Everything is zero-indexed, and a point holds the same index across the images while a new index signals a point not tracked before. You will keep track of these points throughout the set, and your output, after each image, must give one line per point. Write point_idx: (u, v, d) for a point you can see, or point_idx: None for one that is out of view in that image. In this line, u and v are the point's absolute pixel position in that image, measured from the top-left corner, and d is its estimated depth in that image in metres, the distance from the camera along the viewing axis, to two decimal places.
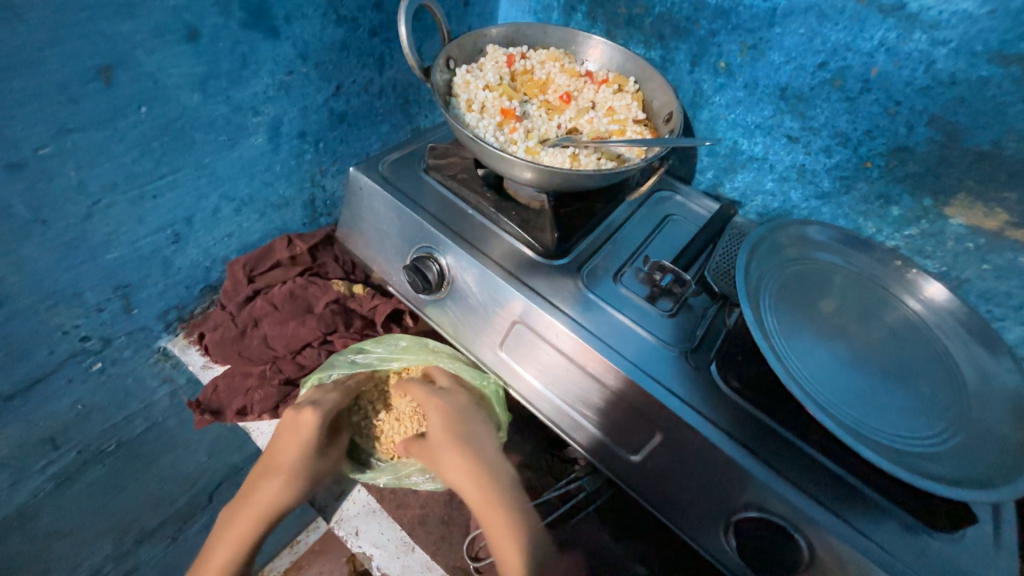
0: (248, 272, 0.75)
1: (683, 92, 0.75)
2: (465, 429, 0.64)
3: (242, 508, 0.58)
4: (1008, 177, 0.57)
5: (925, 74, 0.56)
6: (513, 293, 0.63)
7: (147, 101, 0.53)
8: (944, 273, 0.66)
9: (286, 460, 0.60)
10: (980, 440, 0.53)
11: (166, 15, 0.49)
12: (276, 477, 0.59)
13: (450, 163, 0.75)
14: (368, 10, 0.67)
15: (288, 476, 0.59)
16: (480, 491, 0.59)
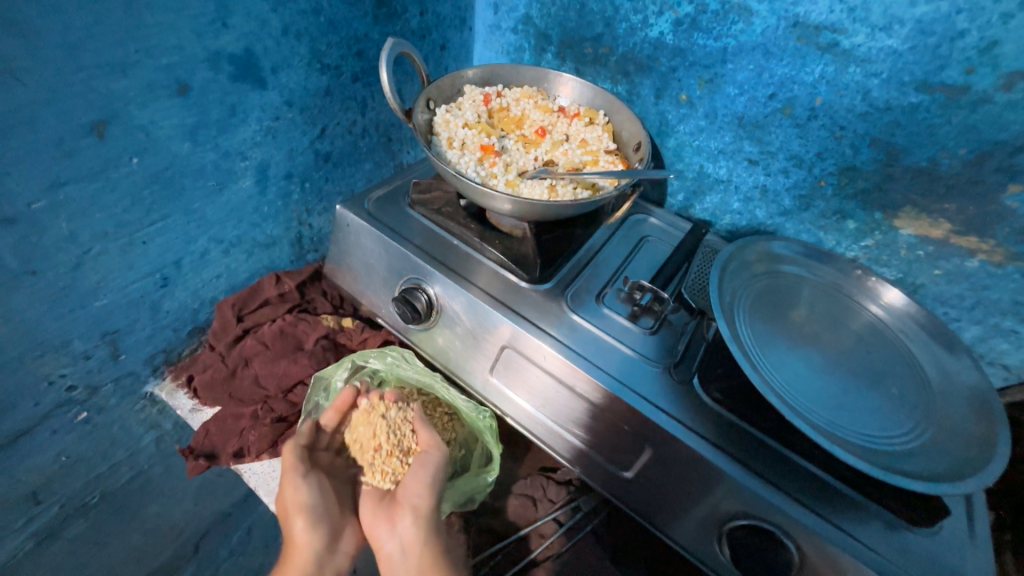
0: (236, 311, 0.75)
1: (650, 122, 0.81)
2: (426, 490, 0.61)
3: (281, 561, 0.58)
4: (945, 190, 0.62)
5: (864, 102, 0.62)
6: (501, 318, 0.65)
7: (138, 153, 0.54)
8: (902, 280, 0.71)
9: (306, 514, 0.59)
10: (947, 435, 0.57)
11: (158, 73, 0.52)
12: (294, 481, 0.59)
13: (434, 197, 0.78)
14: (350, 57, 0.71)
15: (294, 475, 0.59)
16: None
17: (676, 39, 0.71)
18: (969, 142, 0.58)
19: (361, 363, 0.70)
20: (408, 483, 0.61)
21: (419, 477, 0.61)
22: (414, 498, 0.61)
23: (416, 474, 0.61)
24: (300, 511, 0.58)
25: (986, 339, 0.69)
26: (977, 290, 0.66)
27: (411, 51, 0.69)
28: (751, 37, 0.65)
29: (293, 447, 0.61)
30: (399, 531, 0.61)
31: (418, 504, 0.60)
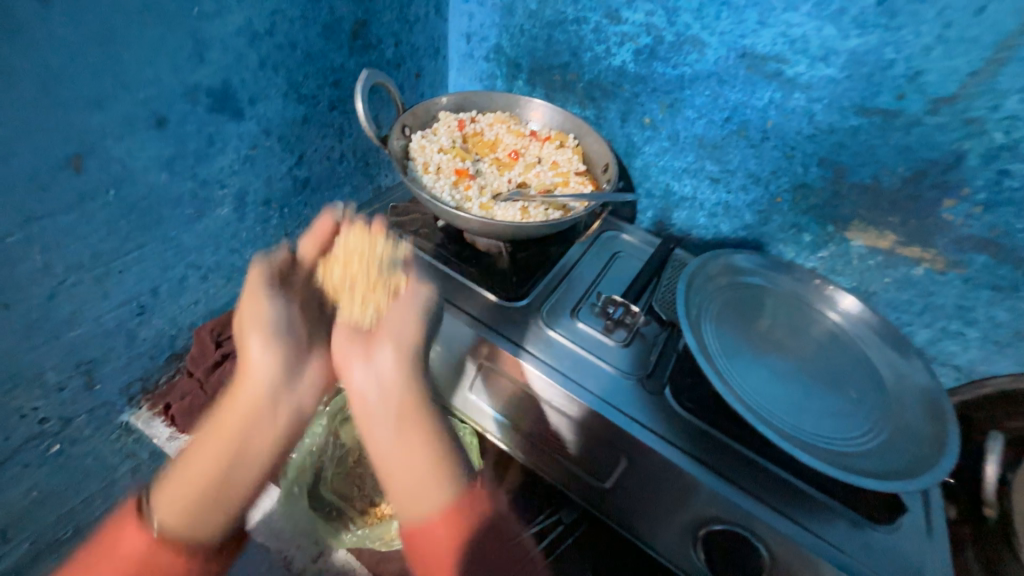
0: (215, 335, 0.75)
1: (617, 144, 0.85)
2: (411, 348, 0.54)
3: (217, 420, 0.47)
4: (889, 205, 0.67)
5: (810, 125, 0.67)
6: (479, 337, 0.67)
7: (115, 184, 0.56)
8: (857, 288, 0.76)
9: (249, 407, 0.48)
10: (902, 435, 0.60)
11: (136, 107, 0.53)
12: (266, 335, 0.51)
13: (412, 219, 0.80)
14: (326, 87, 0.74)
15: (263, 328, 0.51)
16: (412, 434, 0.51)
17: (638, 67, 0.76)
18: (905, 160, 0.63)
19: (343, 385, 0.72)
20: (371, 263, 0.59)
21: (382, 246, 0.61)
22: (399, 334, 0.55)
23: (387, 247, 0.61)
24: (257, 322, 0.51)
25: (937, 342, 0.73)
26: (924, 296, 0.70)
27: (387, 83, 0.73)
28: (705, 65, 0.70)
29: (255, 293, 0.53)
30: (375, 362, 0.53)
31: (403, 335, 0.55)
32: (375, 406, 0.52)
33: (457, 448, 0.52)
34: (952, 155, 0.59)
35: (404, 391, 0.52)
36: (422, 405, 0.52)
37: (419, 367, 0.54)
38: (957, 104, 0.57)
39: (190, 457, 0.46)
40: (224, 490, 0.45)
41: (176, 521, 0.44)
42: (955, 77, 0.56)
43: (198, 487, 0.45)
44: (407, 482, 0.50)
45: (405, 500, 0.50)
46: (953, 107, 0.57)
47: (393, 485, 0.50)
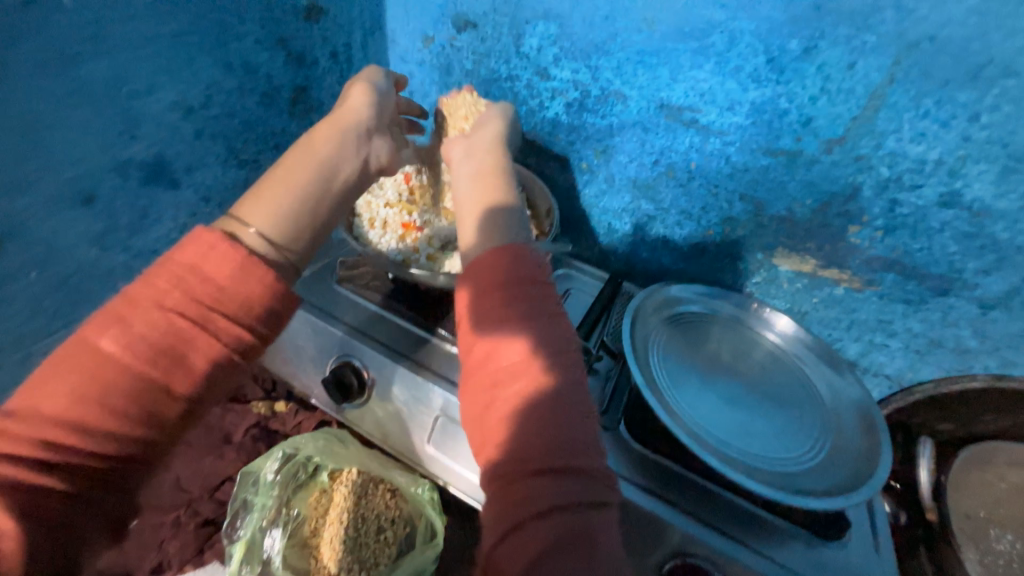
0: None
1: (560, 187, 0.89)
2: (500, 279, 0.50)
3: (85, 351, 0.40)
4: (805, 233, 0.73)
5: (727, 165, 0.72)
6: (432, 389, 0.67)
7: (39, 265, 0.54)
8: (790, 309, 0.81)
9: (316, 177, 0.53)
10: (840, 449, 0.63)
11: (62, 187, 0.53)
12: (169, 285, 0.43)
13: (362, 273, 0.81)
14: (268, 150, 0.74)
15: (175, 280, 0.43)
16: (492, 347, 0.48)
17: (570, 118, 0.81)
18: (812, 194, 0.69)
19: (294, 451, 0.69)
20: (497, 193, 0.58)
21: (507, 184, 0.60)
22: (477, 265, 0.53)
23: (476, 182, 0.60)
24: (316, 163, 0.53)
25: (866, 353, 0.78)
26: (849, 313, 0.76)
27: (469, 90, 0.74)
28: (630, 115, 0.76)
29: (343, 125, 0.56)
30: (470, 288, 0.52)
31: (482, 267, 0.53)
32: (533, 313, 0.48)
33: (550, 352, 0.47)
34: (849, 187, 0.66)
35: (524, 299, 0.49)
36: (533, 315, 0.48)
37: (540, 279, 0.51)
38: (845, 144, 0.63)
39: (261, 194, 0.51)
40: (198, 322, 0.43)
41: (126, 344, 0.40)
42: (840, 122, 0.62)
43: (286, 208, 0.51)
44: (509, 383, 0.46)
45: (495, 394, 0.46)
46: (843, 147, 0.64)
47: (498, 384, 0.46)
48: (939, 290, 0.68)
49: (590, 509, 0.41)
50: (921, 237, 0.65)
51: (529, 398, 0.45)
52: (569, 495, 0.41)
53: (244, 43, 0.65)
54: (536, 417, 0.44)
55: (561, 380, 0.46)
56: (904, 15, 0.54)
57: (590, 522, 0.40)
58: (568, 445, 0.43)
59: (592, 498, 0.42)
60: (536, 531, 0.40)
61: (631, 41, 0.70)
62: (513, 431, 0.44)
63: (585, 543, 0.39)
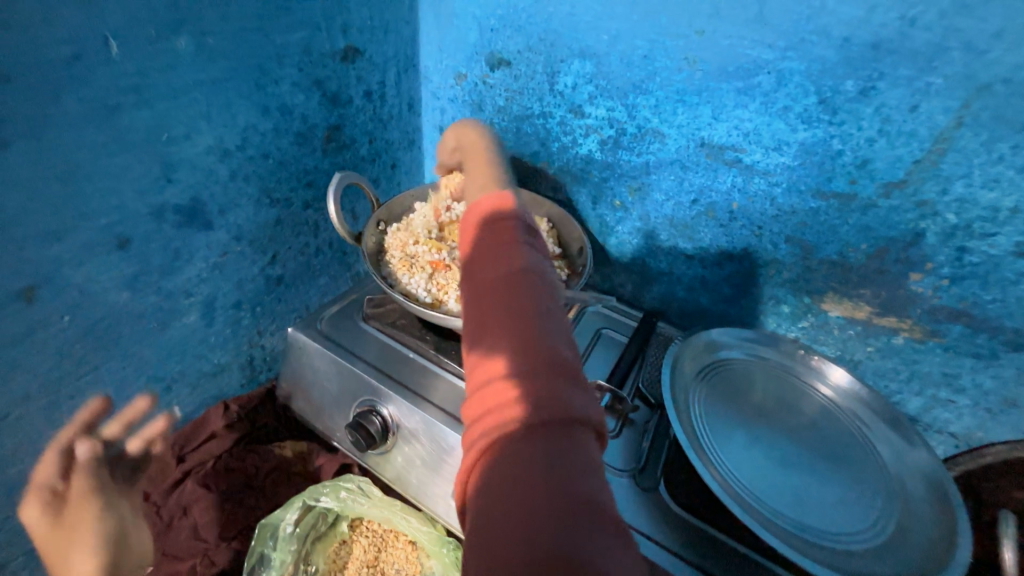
0: (178, 450, 0.71)
1: (591, 223, 0.86)
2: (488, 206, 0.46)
3: None
4: (859, 278, 0.68)
5: (772, 206, 0.69)
6: (458, 439, 0.63)
7: (72, 310, 0.53)
8: (841, 356, 0.75)
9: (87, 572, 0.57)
10: (909, 524, 0.57)
11: (98, 233, 0.53)
12: None
13: (388, 311, 0.79)
14: (300, 189, 0.74)
15: None
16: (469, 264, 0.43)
17: (604, 155, 0.79)
18: (867, 239, 0.64)
19: (314, 501, 0.67)
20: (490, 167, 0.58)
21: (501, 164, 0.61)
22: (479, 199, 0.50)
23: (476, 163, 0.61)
24: None
25: (929, 409, 0.72)
26: (909, 365, 0.70)
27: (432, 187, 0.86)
28: (668, 153, 0.73)
29: None
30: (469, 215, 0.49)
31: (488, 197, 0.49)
32: (510, 232, 0.42)
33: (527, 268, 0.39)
34: (909, 233, 0.61)
35: (501, 221, 0.43)
36: (510, 233, 0.41)
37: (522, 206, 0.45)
38: (906, 188, 0.59)
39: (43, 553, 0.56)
40: None
41: None
42: (901, 165, 0.58)
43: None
44: (479, 304, 0.39)
45: (467, 320, 0.40)
46: (903, 191, 0.60)
47: (470, 306, 0.40)
48: (1014, 345, 0.62)
49: (572, 432, 0.34)
50: (993, 288, 0.60)
51: (501, 314, 0.37)
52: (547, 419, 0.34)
53: (282, 86, 0.66)
54: (508, 336, 0.37)
55: (541, 295, 0.38)
56: (974, 56, 0.51)
57: (571, 446, 0.33)
58: (547, 364, 0.36)
59: (573, 421, 0.34)
60: (511, 460, 0.33)
61: (670, 79, 0.68)
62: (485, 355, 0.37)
63: (560, 464, 0.32)
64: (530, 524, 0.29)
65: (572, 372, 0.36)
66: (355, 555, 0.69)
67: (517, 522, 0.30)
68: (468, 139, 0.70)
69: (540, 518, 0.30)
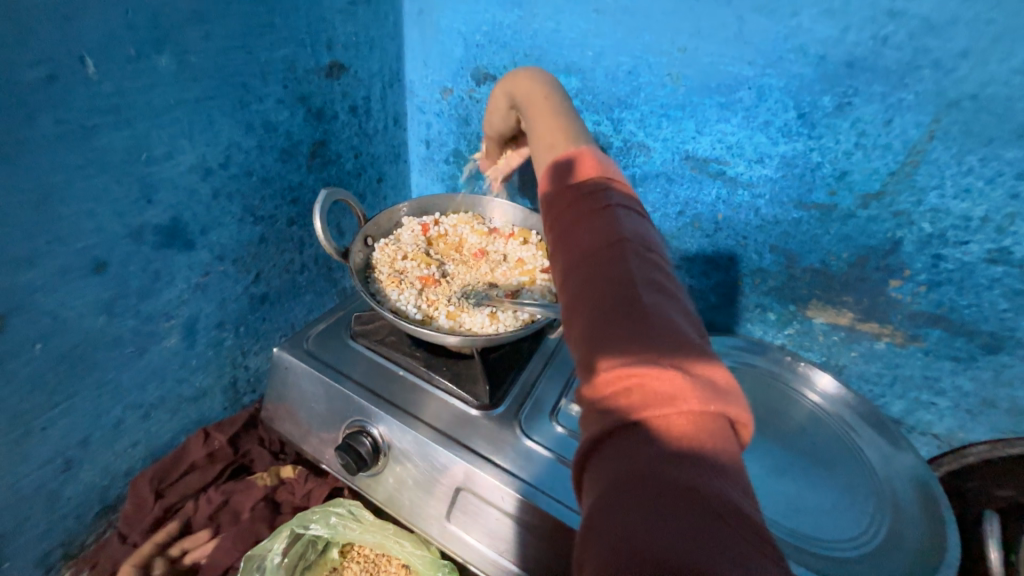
0: (156, 484, 0.67)
1: None
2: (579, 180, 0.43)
3: None
4: (841, 285, 0.70)
5: (756, 217, 0.70)
6: (452, 458, 0.62)
7: (44, 337, 0.51)
8: (826, 361, 0.77)
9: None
10: (900, 528, 0.57)
11: (72, 257, 0.50)
12: None
13: (376, 327, 0.77)
14: (284, 206, 0.73)
15: None
16: (560, 234, 0.40)
17: None
18: (848, 248, 0.66)
19: (303, 528, 0.64)
20: (562, 134, 0.53)
21: (576, 126, 0.55)
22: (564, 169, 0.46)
23: (539, 131, 0.56)
24: None
25: (912, 411, 0.74)
26: (891, 369, 0.72)
27: (429, 199, 0.86)
28: (654, 166, 0.74)
29: None
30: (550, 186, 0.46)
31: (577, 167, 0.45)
32: (606, 209, 0.39)
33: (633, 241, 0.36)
34: (888, 242, 0.63)
35: (593, 199, 0.40)
36: (605, 210, 0.38)
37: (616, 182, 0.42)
38: (883, 199, 0.61)
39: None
40: None
41: None
42: (877, 177, 0.60)
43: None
44: (584, 275, 0.35)
45: (567, 297, 0.36)
46: (880, 202, 0.61)
47: (569, 281, 0.36)
48: (990, 348, 0.64)
49: (714, 423, 0.28)
50: (968, 294, 0.62)
51: (606, 289, 0.33)
52: (687, 401, 0.28)
53: (266, 103, 0.65)
54: (619, 308, 0.32)
55: (650, 271, 0.34)
56: (943, 73, 0.53)
57: (704, 430, 0.27)
58: (675, 342, 0.31)
59: (716, 409, 0.28)
60: (636, 445, 0.27)
61: (655, 95, 0.69)
62: (596, 326, 0.32)
63: (694, 456, 0.26)
64: (670, 521, 0.24)
65: (704, 354, 0.31)
66: None
67: (653, 520, 0.24)
68: (526, 87, 0.62)
69: (680, 514, 0.24)
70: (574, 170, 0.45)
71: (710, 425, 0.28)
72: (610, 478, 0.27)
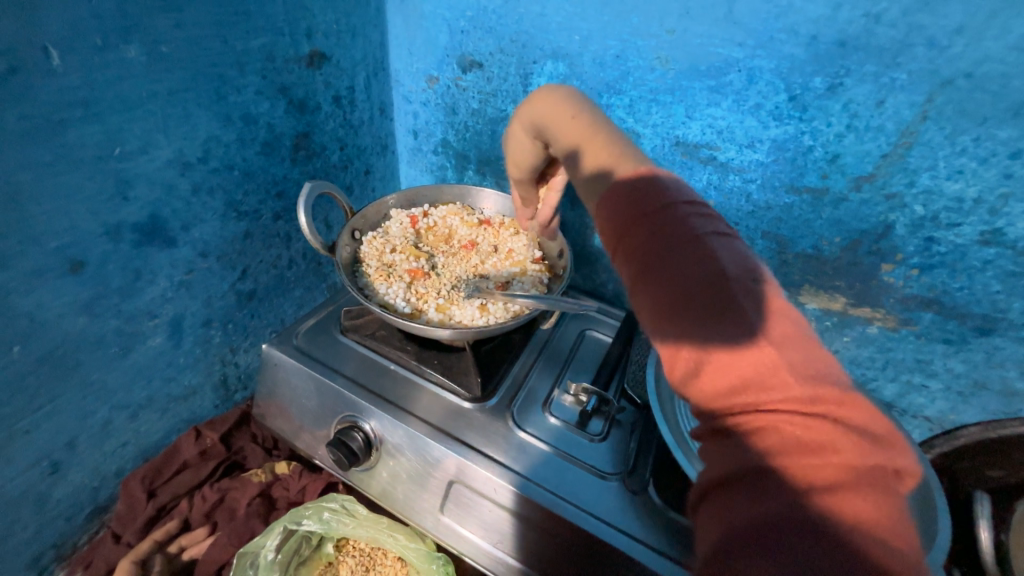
0: (147, 484, 0.66)
1: (570, 225, 0.86)
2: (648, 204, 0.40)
3: None
4: (833, 270, 0.69)
5: (748, 202, 0.69)
6: (445, 451, 0.62)
7: (22, 339, 0.50)
8: (819, 347, 0.76)
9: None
10: None
11: (47, 257, 0.49)
12: None
13: (367, 321, 0.76)
14: (268, 200, 0.72)
15: None
16: (643, 269, 0.37)
17: None
18: (840, 232, 0.66)
19: (296, 524, 0.64)
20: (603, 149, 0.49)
21: (614, 135, 0.51)
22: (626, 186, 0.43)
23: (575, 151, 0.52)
24: None
25: (905, 395, 0.74)
26: (884, 353, 0.72)
27: (416, 190, 0.84)
28: (644, 153, 0.73)
29: None
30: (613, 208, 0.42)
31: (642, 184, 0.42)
32: (698, 235, 0.36)
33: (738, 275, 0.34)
34: (880, 225, 0.63)
35: (679, 224, 0.37)
36: (696, 236, 0.36)
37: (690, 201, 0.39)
38: (875, 182, 0.60)
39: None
40: None
41: None
42: (870, 159, 0.59)
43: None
44: (692, 318, 0.33)
45: (671, 343, 0.34)
46: (873, 185, 0.61)
47: (673, 325, 0.34)
48: (981, 330, 0.64)
49: (874, 475, 0.28)
50: (961, 276, 0.61)
51: (729, 335, 0.32)
52: (840, 455, 0.28)
53: (245, 94, 0.63)
54: (747, 359, 0.31)
55: (766, 317, 0.32)
56: (937, 52, 0.52)
57: (867, 488, 0.27)
58: (822, 389, 0.30)
59: (871, 463, 0.28)
60: (789, 500, 0.27)
61: (644, 79, 0.67)
62: (725, 370, 0.32)
63: (856, 517, 0.26)
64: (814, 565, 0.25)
65: (856, 403, 0.31)
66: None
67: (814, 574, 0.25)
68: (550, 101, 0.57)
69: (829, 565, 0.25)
70: (641, 190, 0.41)
71: (872, 482, 0.27)
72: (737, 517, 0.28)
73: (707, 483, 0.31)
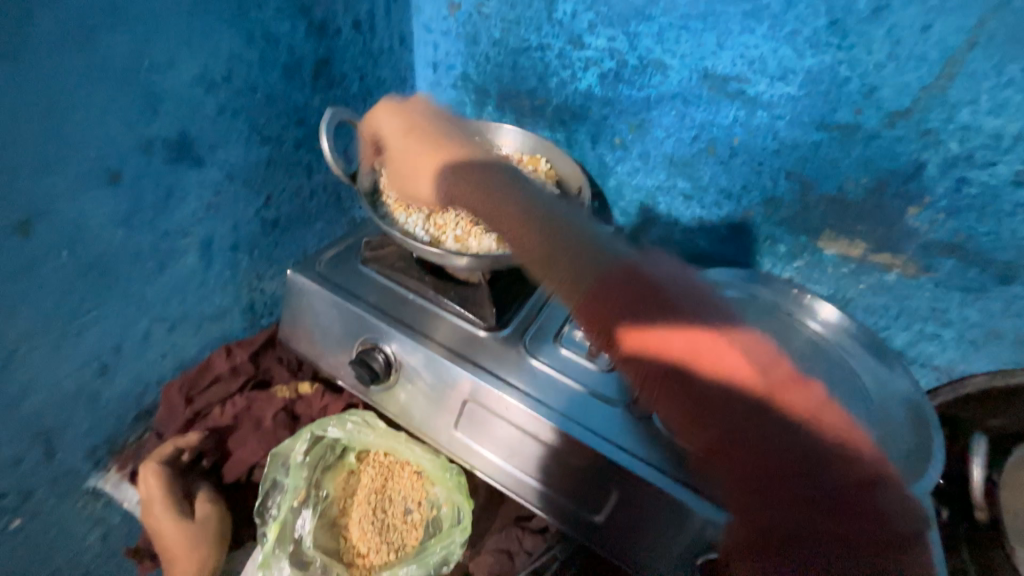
0: (185, 393, 0.72)
1: (590, 165, 0.85)
2: (596, 285, 0.59)
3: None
4: (857, 214, 0.68)
5: (775, 140, 0.68)
6: (461, 372, 0.65)
7: (68, 245, 0.53)
8: (833, 295, 0.76)
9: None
10: (888, 444, 0.59)
11: (86, 166, 0.51)
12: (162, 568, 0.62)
13: (386, 252, 0.78)
14: (291, 127, 0.72)
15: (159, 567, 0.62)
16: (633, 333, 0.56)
17: (604, 90, 0.76)
18: (867, 172, 0.64)
19: (321, 432, 0.70)
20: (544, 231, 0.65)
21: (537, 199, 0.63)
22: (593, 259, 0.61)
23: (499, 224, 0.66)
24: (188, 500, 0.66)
25: (915, 344, 0.74)
26: (898, 301, 0.71)
27: None
28: (670, 86, 0.71)
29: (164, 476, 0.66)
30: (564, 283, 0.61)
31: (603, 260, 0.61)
32: (665, 308, 0.57)
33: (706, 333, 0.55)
34: (910, 165, 0.61)
35: (637, 299, 0.58)
36: (667, 307, 0.57)
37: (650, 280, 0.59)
38: (911, 117, 0.58)
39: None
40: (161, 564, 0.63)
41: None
42: (907, 92, 0.57)
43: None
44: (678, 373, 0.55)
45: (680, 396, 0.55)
46: (908, 120, 0.59)
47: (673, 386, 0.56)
48: (1003, 278, 0.63)
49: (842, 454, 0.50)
50: (988, 220, 0.60)
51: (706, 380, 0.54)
52: (795, 444, 0.50)
53: (266, 12, 0.62)
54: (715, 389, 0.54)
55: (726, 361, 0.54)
56: None
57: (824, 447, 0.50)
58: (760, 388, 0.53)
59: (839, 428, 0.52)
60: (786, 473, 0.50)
61: (675, 5, 0.65)
62: (700, 382, 0.54)
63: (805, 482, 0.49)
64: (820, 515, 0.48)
65: (815, 399, 0.53)
66: (364, 484, 0.73)
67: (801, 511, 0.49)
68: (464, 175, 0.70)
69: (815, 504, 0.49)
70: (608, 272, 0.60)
71: (817, 455, 0.50)
72: (766, 510, 0.50)
73: (739, 549, 0.52)
